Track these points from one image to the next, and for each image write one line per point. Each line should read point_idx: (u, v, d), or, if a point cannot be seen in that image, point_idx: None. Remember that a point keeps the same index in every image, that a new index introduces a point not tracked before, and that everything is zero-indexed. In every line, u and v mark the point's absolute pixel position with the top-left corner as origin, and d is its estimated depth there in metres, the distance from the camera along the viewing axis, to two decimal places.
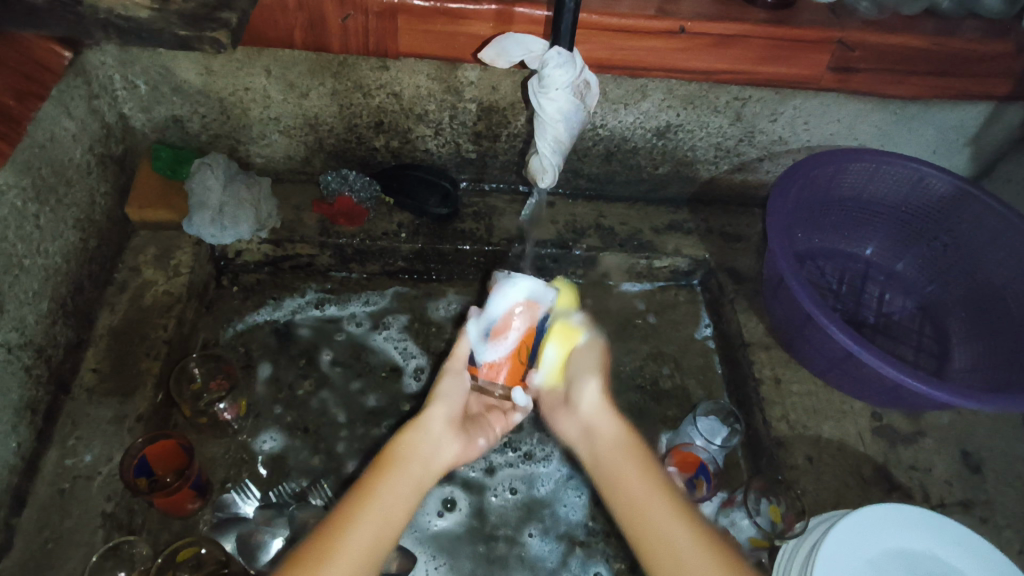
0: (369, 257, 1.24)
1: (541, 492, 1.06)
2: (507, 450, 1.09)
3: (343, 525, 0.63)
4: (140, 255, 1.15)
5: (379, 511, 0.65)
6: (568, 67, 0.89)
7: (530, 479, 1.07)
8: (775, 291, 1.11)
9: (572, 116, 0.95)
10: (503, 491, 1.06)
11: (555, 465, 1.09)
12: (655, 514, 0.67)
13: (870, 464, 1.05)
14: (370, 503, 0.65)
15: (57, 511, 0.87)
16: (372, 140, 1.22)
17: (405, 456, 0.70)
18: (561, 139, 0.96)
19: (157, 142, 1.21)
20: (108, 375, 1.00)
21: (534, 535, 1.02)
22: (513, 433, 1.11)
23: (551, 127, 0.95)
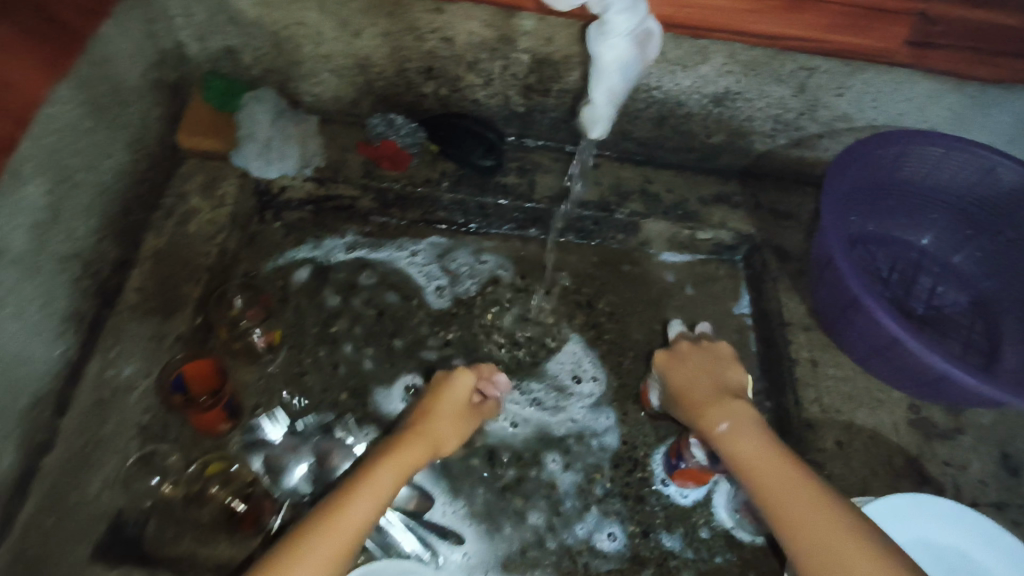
0: (410, 203, 1.24)
1: (558, 434, 1.07)
2: (518, 391, 1.11)
3: (338, 519, 0.72)
4: (187, 182, 1.16)
5: (363, 509, 0.74)
6: (628, 11, 0.86)
7: (545, 423, 1.08)
8: (822, 272, 1.08)
9: (629, 68, 0.92)
10: (505, 420, 1.07)
11: (568, 412, 1.10)
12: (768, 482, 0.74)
13: (902, 454, 1.02)
14: (367, 496, 0.75)
15: (97, 418, 0.91)
16: (421, 86, 1.21)
17: (387, 472, 0.78)
18: (615, 92, 0.94)
19: (210, 72, 1.20)
20: (152, 296, 1.02)
21: (556, 462, 1.05)
22: (527, 377, 1.13)
23: (606, 76, 0.91)
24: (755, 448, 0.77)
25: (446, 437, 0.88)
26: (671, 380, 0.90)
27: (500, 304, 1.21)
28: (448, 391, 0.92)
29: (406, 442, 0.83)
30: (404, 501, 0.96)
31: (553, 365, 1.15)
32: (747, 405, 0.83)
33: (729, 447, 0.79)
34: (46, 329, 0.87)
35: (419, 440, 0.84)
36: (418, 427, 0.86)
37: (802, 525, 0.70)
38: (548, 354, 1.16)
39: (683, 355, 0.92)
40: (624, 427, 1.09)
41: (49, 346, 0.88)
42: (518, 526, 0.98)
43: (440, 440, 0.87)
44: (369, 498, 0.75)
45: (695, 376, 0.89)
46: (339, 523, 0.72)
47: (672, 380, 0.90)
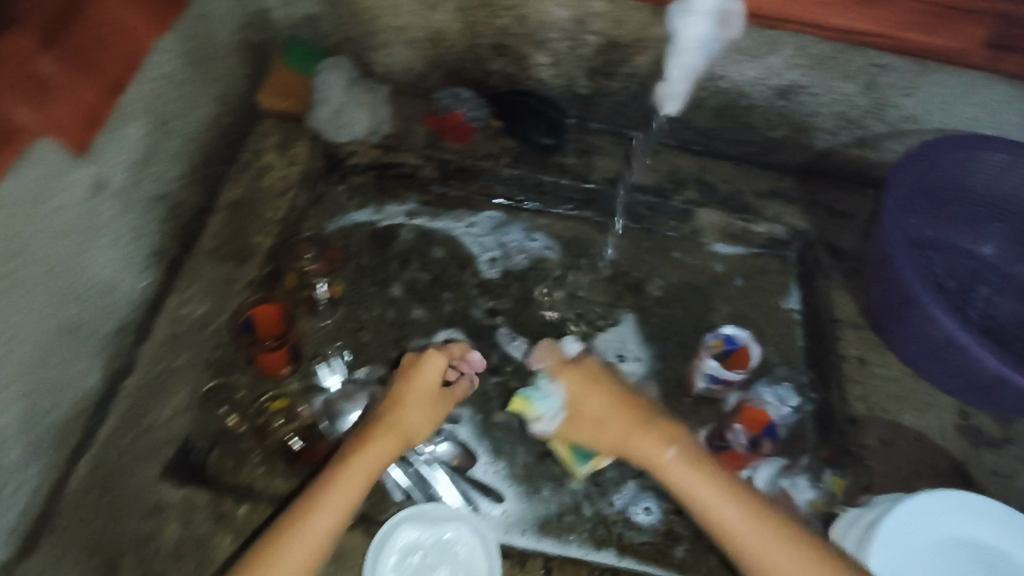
0: (470, 176, 1.28)
1: None
2: None
3: (293, 545, 0.75)
4: (262, 141, 1.22)
5: (323, 528, 0.77)
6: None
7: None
8: (878, 268, 1.09)
9: (709, 47, 0.91)
10: None
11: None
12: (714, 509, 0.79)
13: (947, 458, 1.01)
14: (327, 515, 0.78)
15: (172, 350, 0.97)
16: (490, 62, 1.24)
17: (340, 489, 0.80)
18: (693, 70, 0.94)
19: (291, 37, 1.25)
20: (225, 243, 1.09)
21: None
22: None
23: (686, 54, 0.92)
24: (693, 477, 0.81)
25: (412, 430, 0.87)
26: (579, 405, 0.89)
27: (551, 280, 1.23)
28: (410, 385, 0.89)
29: (358, 451, 0.83)
30: (447, 456, 1.01)
31: (599, 343, 1.18)
32: (676, 426, 0.86)
33: (672, 478, 0.82)
34: (133, 262, 0.94)
35: (374, 445, 0.84)
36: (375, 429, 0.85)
37: (749, 554, 0.77)
38: (595, 331, 1.19)
39: (597, 376, 0.90)
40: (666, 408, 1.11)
41: (134, 279, 0.94)
42: (557, 490, 1.01)
43: (405, 435, 0.86)
44: (331, 512, 0.78)
45: (604, 399, 0.88)
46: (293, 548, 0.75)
47: (580, 405, 0.89)
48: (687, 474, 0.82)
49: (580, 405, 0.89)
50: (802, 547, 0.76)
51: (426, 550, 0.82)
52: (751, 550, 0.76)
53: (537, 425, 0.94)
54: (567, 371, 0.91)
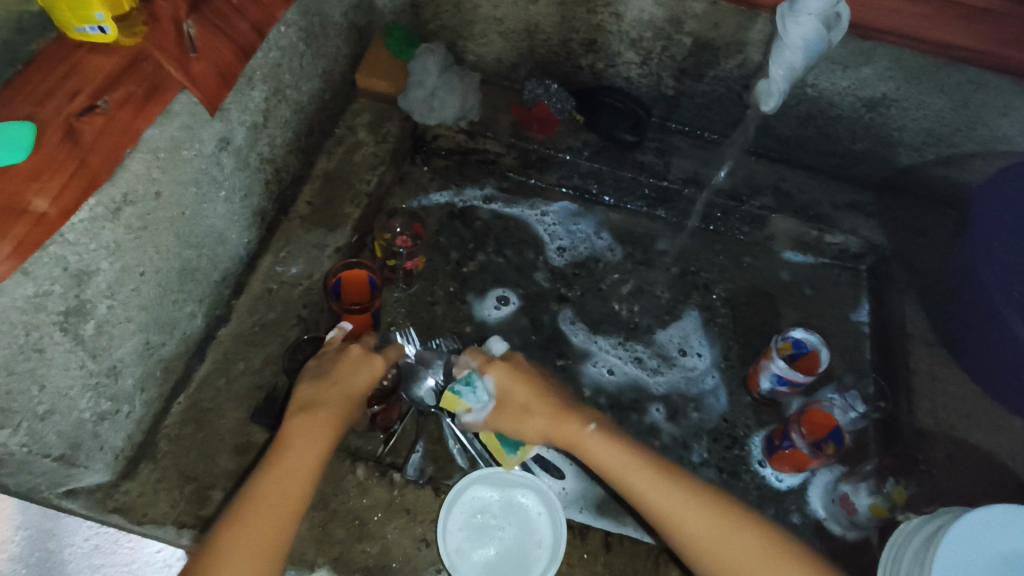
0: (550, 166, 1.32)
1: (658, 392, 1.14)
2: (626, 347, 1.18)
3: (245, 551, 0.69)
4: (357, 118, 1.29)
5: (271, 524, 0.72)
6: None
7: (641, 380, 1.15)
8: (961, 284, 1.10)
9: (814, 47, 0.88)
10: (602, 367, 1.15)
11: (666, 376, 1.15)
12: (647, 492, 0.78)
13: (1017, 482, 0.99)
14: (269, 509, 0.72)
15: (266, 303, 1.05)
16: (580, 57, 1.28)
17: (281, 495, 0.73)
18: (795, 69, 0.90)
19: (391, 22, 1.33)
20: (318, 210, 1.16)
21: (660, 411, 1.12)
22: (634, 340, 1.19)
23: (789, 52, 0.89)
24: (615, 454, 0.81)
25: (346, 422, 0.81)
26: (507, 392, 0.85)
27: (621, 273, 1.26)
28: (346, 380, 0.82)
29: (290, 453, 0.76)
30: None
31: (662, 336, 1.19)
32: (595, 410, 0.87)
33: (595, 458, 0.82)
34: (240, 218, 1.01)
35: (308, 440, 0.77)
36: (304, 423, 0.78)
37: (696, 534, 0.75)
38: (661, 326, 1.21)
39: (518, 366, 0.87)
40: (727, 406, 1.13)
41: (239, 234, 1.02)
42: None
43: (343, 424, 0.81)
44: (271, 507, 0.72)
45: (534, 388, 0.85)
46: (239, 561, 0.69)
47: (512, 394, 0.85)
48: (616, 455, 0.81)
49: (512, 393, 0.85)
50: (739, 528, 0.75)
51: (496, 510, 0.89)
52: (690, 532, 0.75)
53: (466, 419, 0.87)
54: (491, 364, 0.86)
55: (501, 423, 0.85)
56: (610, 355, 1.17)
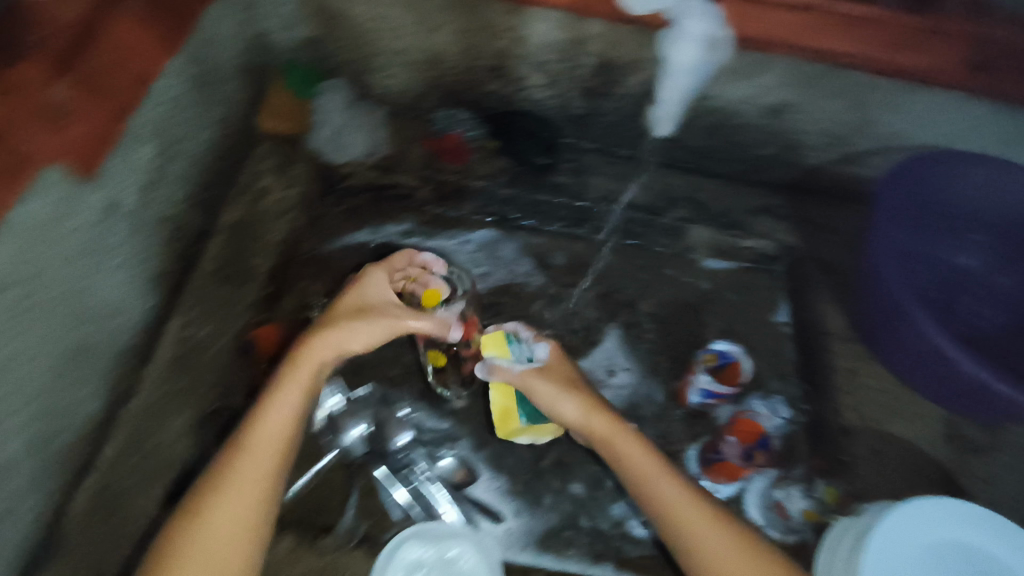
0: (465, 195, 1.31)
1: None
2: None
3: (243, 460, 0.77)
4: (261, 163, 1.23)
5: (271, 437, 0.79)
6: (701, 18, 1.02)
7: None
8: (864, 282, 1.13)
9: (700, 68, 1.12)
10: None
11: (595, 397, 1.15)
12: (668, 496, 0.82)
13: (937, 468, 1.04)
14: (270, 424, 0.80)
15: (177, 369, 0.99)
16: (487, 83, 1.26)
17: (272, 425, 0.80)
18: (685, 88, 1.18)
19: (291, 60, 1.27)
20: (225, 265, 1.10)
21: None
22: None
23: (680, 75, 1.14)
24: (644, 458, 0.86)
25: (341, 346, 0.86)
26: (553, 359, 0.95)
27: (548, 296, 1.26)
28: (335, 310, 0.88)
29: (280, 383, 0.83)
30: (449, 472, 1.03)
31: (587, 360, 1.19)
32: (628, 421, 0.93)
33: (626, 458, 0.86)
34: (139, 284, 0.95)
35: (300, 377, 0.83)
36: (297, 360, 0.84)
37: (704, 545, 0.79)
38: (590, 347, 1.21)
39: (569, 362, 0.96)
40: (662, 423, 1.13)
41: (139, 301, 0.96)
42: (557, 497, 1.04)
43: (337, 351, 0.86)
44: (272, 421, 0.80)
45: (577, 373, 0.95)
46: (237, 482, 0.76)
47: (561, 362, 0.95)
48: (644, 459, 0.86)
49: (557, 362, 0.95)
50: (733, 532, 0.79)
51: (432, 566, 0.85)
52: (699, 545, 0.79)
53: (498, 364, 0.92)
54: (547, 341, 0.97)
55: (529, 383, 0.90)
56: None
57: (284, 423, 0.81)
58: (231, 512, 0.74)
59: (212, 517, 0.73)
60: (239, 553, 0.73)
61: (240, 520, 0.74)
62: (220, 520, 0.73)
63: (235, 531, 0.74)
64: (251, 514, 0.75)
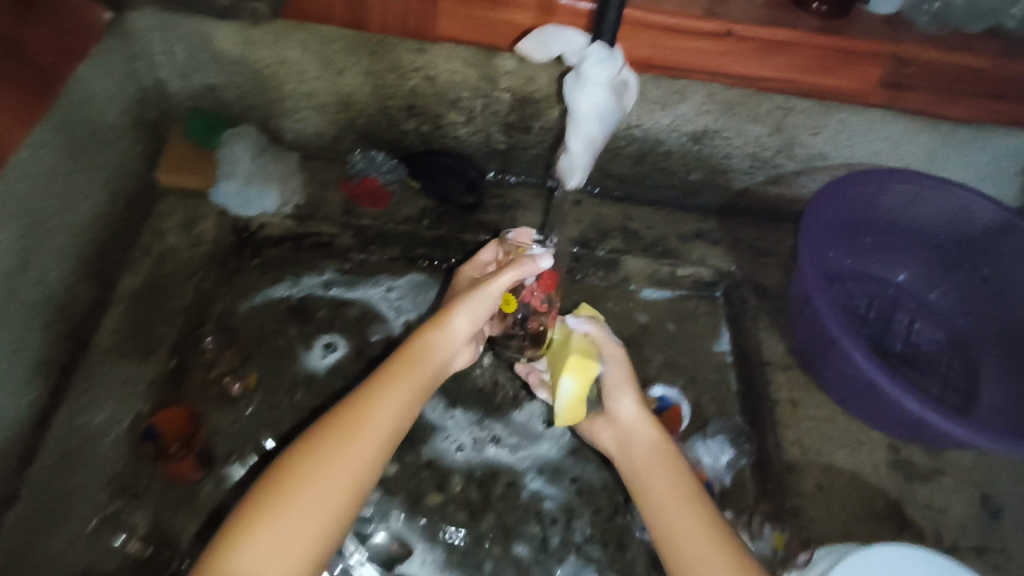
0: (390, 240, 1.23)
1: (520, 468, 1.09)
2: (483, 427, 1.12)
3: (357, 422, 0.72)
4: (164, 221, 1.15)
5: (393, 408, 0.75)
6: (607, 63, 0.84)
7: (503, 462, 1.09)
8: (800, 311, 1.10)
9: (607, 115, 0.91)
10: (452, 443, 1.10)
11: (529, 450, 1.11)
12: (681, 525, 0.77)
13: (883, 497, 1.02)
14: (392, 393, 0.76)
15: (69, 467, 0.90)
16: (403, 123, 1.19)
17: (396, 393, 0.76)
18: (595, 138, 0.91)
19: (192, 108, 1.19)
20: (125, 340, 1.01)
21: (535, 479, 1.08)
22: (490, 415, 1.14)
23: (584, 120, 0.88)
24: (670, 481, 0.82)
25: (460, 318, 0.83)
26: None
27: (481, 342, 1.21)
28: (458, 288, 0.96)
29: (399, 359, 0.79)
30: (386, 544, 1.00)
31: (519, 415, 1.14)
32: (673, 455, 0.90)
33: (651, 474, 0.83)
34: (16, 377, 0.86)
35: (412, 364, 0.79)
36: (414, 346, 0.80)
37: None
38: (527, 395, 1.16)
39: None
40: (604, 471, 1.09)
41: (18, 395, 0.86)
42: (499, 563, 1.00)
43: (466, 320, 0.83)
44: (396, 389, 0.76)
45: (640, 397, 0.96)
46: (355, 439, 0.71)
47: None
48: (668, 480, 0.82)
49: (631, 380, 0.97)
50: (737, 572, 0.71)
51: None
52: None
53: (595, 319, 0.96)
54: None
55: (613, 351, 0.92)
56: (465, 433, 1.11)
57: (391, 416, 0.74)
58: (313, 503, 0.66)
59: (302, 493, 0.66)
60: (339, 508, 0.68)
61: (319, 515, 0.66)
62: (328, 480, 0.68)
63: (341, 495, 0.68)
64: (331, 511, 0.67)
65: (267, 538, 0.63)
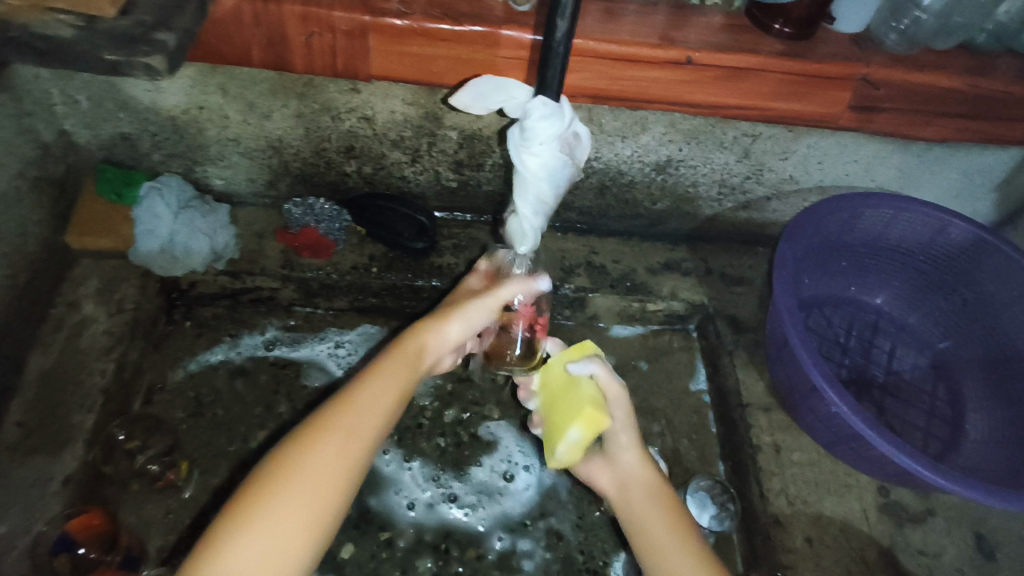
0: (338, 291, 1.13)
1: (481, 528, 1.00)
2: (437, 484, 1.03)
3: (336, 432, 0.65)
4: (80, 287, 1.04)
5: (376, 413, 0.69)
6: (552, 119, 0.73)
7: (464, 521, 1.00)
8: (778, 351, 1.04)
9: (559, 174, 0.77)
10: (404, 497, 1.02)
11: (490, 509, 1.02)
12: None
13: (875, 547, 0.96)
14: (374, 397, 0.69)
15: None
16: (343, 165, 1.09)
17: (378, 400, 0.69)
18: (545, 200, 0.77)
19: (104, 160, 1.08)
20: (34, 431, 0.90)
21: (502, 538, 0.99)
22: (447, 471, 1.05)
23: (530, 182, 0.76)
24: (668, 533, 0.74)
25: (456, 327, 0.79)
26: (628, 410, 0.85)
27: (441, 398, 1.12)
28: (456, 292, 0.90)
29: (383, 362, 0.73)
30: None
31: (479, 471, 1.05)
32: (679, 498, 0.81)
33: (647, 528, 0.75)
34: None
35: (405, 361, 0.74)
36: (409, 345, 0.75)
37: None
38: (491, 448, 1.08)
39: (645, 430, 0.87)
40: (580, 533, 1.01)
41: None
42: None
43: (462, 330, 0.80)
44: (379, 393, 0.70)
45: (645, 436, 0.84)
46: (330, 451, 0.64)
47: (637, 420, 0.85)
48: (664, 533, 0.74)
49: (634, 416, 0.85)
50: None
51: None
52: None
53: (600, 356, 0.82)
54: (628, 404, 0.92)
55: (615, 397, 0.79)
56: (419, 490, 1.02)
57: (384, 412, 0.69)
58: (301, 504, 0.60)
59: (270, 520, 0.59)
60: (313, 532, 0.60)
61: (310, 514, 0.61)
62: (299, 499, 0.60)
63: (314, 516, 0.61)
64: (322, 511, 0.61)
65: (250, 543, 0.57)
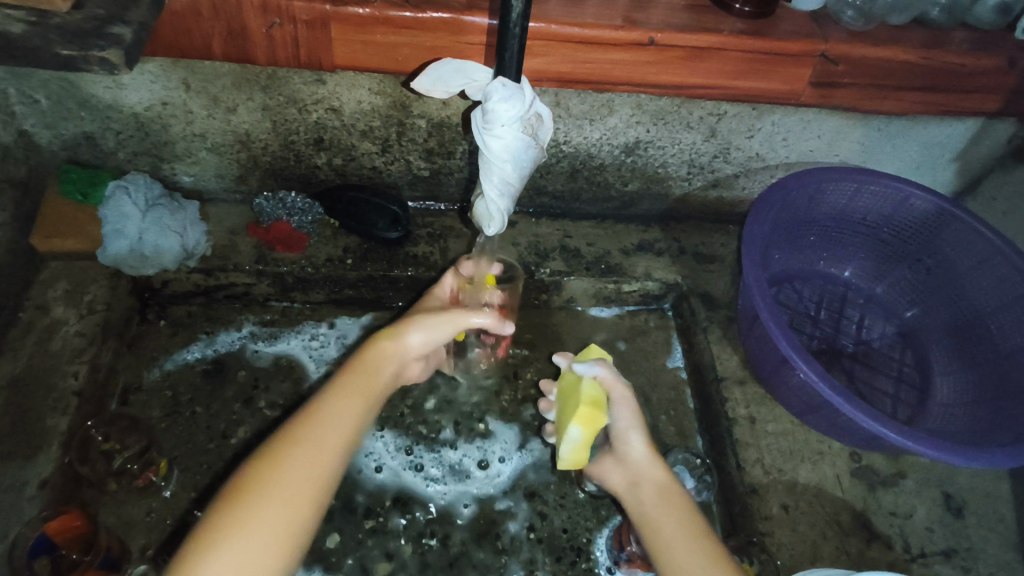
0: (313, 285, 1.13)
1: (447, 495, 1.02)
2: (404, 452, 1.05)
3: (305, 441, 0.67)
4: (49, 290, 1.03)
5: (344, 422, 0.70)
6: (513, 100, 0.74)
7: (429, 487, 1.02)
8: (751, 326, 1.06)
9: (522, 155, 0.78)
10: (373, 464, 1.03)
11: (457, 478, 1.04)
12: None
13: (848, 511, 0.99)
14: (340, 406, 0.70)
15: None
16: (313, 157, 1.09)
17: (346, 409, 0.70)
18: (510, 181, 0.79)
19: (67, 161, 1.06)
20: (8, 436, 0.89)
21: (467, 505, 1.02)
22: (421, 443, 1.06)
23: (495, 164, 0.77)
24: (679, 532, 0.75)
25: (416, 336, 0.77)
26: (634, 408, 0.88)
27: (424, 386, 1.11)
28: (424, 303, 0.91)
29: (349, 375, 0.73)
30: None
31: (452, 450, 1.06)
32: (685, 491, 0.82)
33: (660, 528, 0.76)
34: None
35: (366, 372, 0.74)
36: (367, 358, 0.75)
37: None
38: (471, 432, 1.08)
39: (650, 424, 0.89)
40: (562, 513, 1.02)
41: None
42: None
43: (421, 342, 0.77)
44: (346, 404, 0.71)
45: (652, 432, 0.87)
46: (301, 459, 0.65)
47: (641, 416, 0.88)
48: (676, 532, 0.75)
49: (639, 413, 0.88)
50: None
51: None
52: None
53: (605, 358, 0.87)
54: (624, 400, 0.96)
55: (620, 396, 0.82)
56: (389, 456, 1.04)
57: (349, 423, 0.70)
58: (276, 515, 0.62)
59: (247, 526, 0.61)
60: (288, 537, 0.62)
61: (284, 526, 0.62)
62: (272, 505, 0.62)
63: (288, 521, 0.62)
64: (293, 526, 0.63)
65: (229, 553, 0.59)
